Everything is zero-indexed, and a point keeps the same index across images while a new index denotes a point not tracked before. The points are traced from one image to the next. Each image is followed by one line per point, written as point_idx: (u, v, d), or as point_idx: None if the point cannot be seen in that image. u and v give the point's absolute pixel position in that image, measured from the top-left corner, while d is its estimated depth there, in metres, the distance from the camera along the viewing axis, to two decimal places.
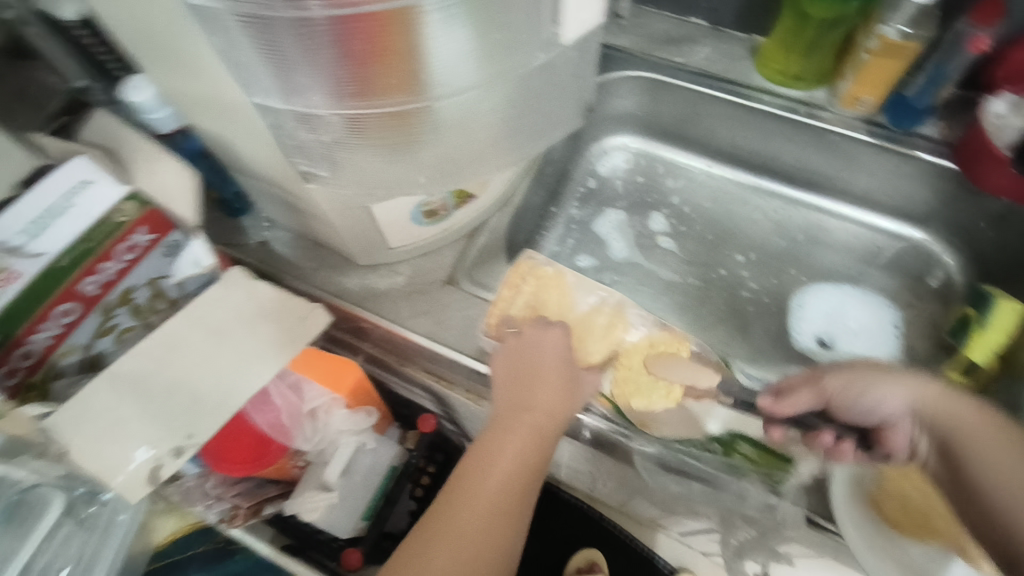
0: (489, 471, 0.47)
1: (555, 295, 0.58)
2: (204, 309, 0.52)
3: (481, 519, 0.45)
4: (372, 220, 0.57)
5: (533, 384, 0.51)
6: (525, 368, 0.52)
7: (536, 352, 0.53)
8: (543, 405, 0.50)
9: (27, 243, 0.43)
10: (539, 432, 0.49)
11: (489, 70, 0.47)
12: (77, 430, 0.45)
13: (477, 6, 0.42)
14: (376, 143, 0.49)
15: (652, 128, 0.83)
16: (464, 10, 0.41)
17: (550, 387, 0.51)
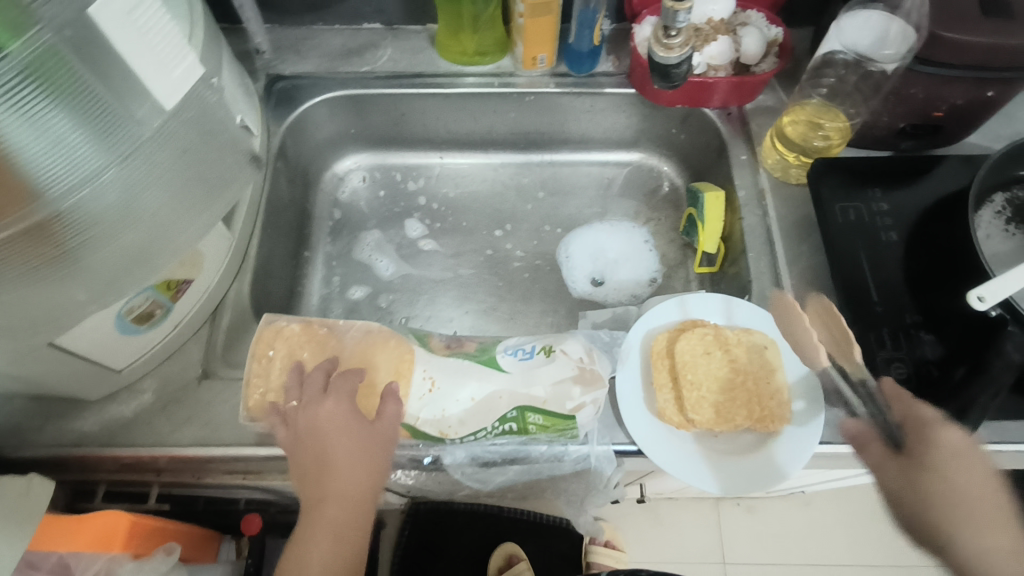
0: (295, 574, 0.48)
1: (311, 349, 0.56)
2: None
3: None
4: (70, 354, 0.50)
5: (326, 470, 0.50)
6: (312, 459, 0.50)
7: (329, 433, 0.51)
8: (340, 491, 0.50)
9: None
10: (342, 522, 0.50)
11: (109, 149, 0.43)
12: None
13: (42, 87, 0.38)
14: (21, 278, 0.41)
15: (375, 140, 0.83)
16: (29, 93, 0.38)
17: (343, 470, 0.50)
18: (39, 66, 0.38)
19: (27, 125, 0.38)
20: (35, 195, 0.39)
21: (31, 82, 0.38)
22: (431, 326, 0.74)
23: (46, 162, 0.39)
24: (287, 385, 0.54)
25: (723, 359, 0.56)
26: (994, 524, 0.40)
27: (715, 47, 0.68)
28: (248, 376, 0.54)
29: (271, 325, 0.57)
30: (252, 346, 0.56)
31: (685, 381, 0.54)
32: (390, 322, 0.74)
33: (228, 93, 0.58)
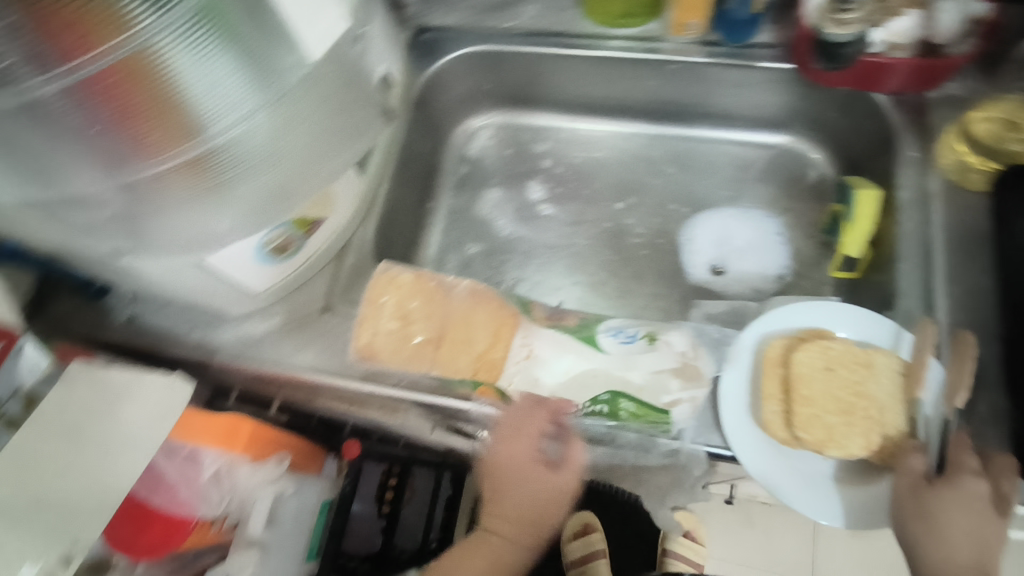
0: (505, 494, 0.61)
1: (420, 301, 0.58)
2: (50, 413, 0.50)
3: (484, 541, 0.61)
4: (217, 274, 0.56)
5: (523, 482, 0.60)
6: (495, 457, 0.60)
7: (531, 489, 0.60)
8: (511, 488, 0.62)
9: None
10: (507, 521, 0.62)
11: (263, 91, 0.45)
12: None
13: (213, 27, 0.40)
14: (179, 199, 0.47)
15: (508, 97, 0.82)
16: (206, 35, 0.40)
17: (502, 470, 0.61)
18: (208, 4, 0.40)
19: (203, 65, 0.41)
20: (202, 131, 0.44)
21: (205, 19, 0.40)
22: (538, 291, 0.74)
23: (213, 102, 0.43)
24: (396, 334, 0.58)
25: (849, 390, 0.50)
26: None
27: (903, 21, 0.58)
28: (362, 317, 0.59)
29: (384, 272, 0.60)
30: (367, 290, 0.59)
31: (798, 396, 0.50)
32: (499, 281, 0.75)
33: (375, 42, 0.60)
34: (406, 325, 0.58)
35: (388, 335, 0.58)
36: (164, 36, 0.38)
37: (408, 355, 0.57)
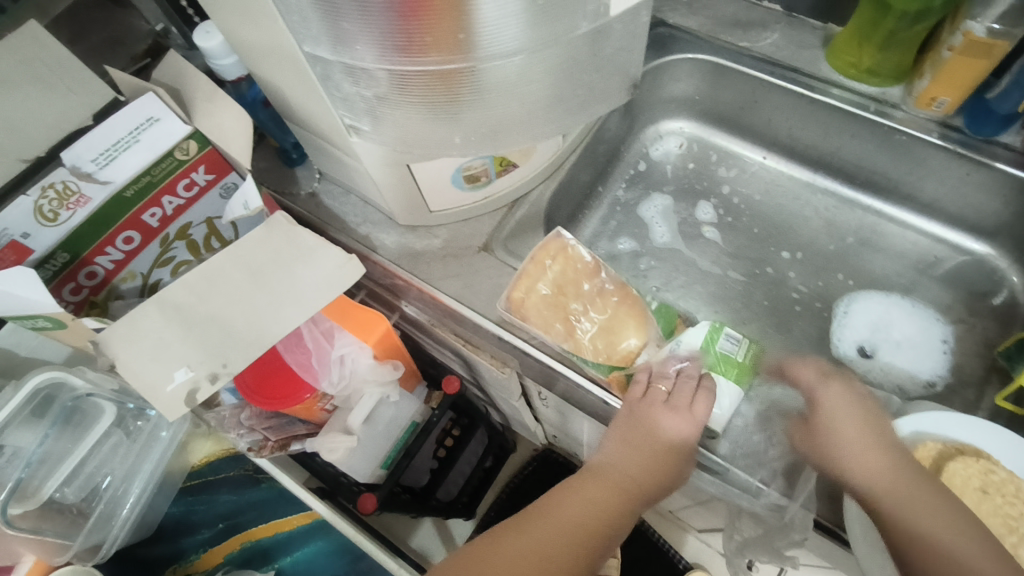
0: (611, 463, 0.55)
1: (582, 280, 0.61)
2: (244, 248, 0.53)
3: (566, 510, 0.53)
4: (414, 179, 0.58)
5: (586, 482, 0.55)
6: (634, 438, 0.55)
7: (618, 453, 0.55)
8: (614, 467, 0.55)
9: (97, 170, 0.52)
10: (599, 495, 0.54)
11: (537, 35, 0.43)
12: (124, 347, 0.49)
13: None
14: (420, 102, 0.48)
15: (710, 114, 0.81)
16: None
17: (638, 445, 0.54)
18: None
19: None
20: (469, 50, 0.43)
21: None
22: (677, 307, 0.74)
23: (491, 30, 0.42)
24: (546, 300, 0.59)
25: (871, 412, 0.52)
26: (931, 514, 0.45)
27: None
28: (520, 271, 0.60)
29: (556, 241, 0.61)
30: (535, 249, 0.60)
31: None
32: (641, 284, 0.75)
33: None
34: (561, 296, 0.60)
35: (541, 296, 0.59)
36: None
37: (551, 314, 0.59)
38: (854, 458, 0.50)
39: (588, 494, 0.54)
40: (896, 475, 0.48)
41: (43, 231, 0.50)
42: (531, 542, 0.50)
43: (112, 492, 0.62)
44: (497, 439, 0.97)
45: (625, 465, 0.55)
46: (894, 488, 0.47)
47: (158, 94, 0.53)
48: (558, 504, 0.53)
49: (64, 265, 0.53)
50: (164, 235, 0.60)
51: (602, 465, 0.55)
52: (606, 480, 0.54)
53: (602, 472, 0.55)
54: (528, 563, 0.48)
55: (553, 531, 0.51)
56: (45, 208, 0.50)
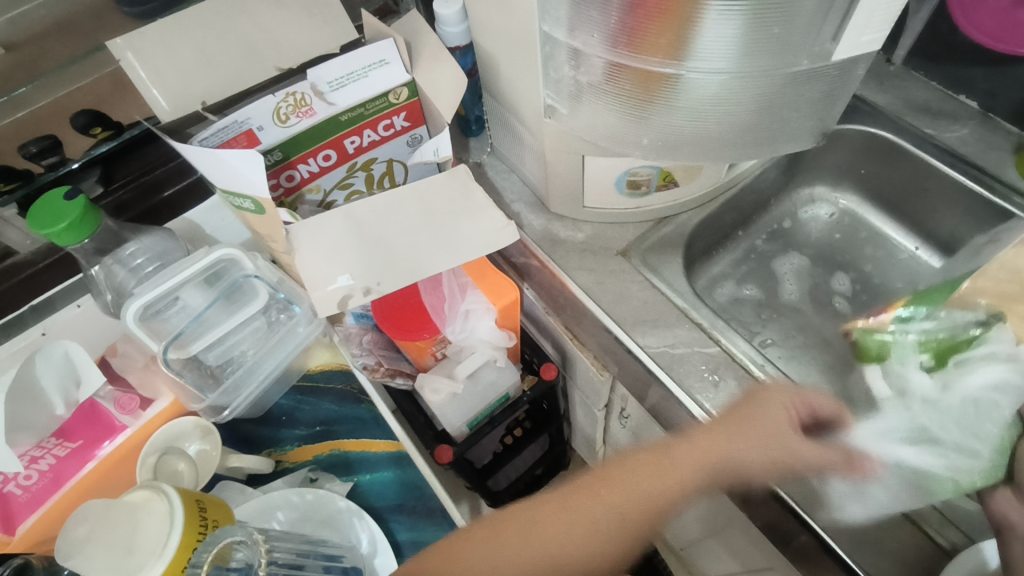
0: (731, 449, 0.46)
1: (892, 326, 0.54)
2: (427, 189, 0.60)
3: (655, 490, 0.47)
4: (583, 172, 0.63)
5: (737, 437, 0.47)
6: (742, 412, 0.48)
7: (723, 428, 0.47)
8: (737, 450, 0.46)
9: (329, 91, 0.61)
10: (705, 481, 0.47)
11: (748, 62, 0.46)
12: (307, 242, 0.57)
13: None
14: (619, 95, 0.52)
15: (873, 193, 0.81)
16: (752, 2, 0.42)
17: (757, 433, 0.46)
18: None
19: (729, 20, 0.43)
20: (684, 59, 0.47)
21: None
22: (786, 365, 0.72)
23: (712, 44, 0.45)
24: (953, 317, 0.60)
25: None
26: None
27: None
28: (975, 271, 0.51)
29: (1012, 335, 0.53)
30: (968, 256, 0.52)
31: None
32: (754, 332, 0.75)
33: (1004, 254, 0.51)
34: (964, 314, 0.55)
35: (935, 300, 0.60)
36: None
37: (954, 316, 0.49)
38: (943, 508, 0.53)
39: (750, 453, 0.46)
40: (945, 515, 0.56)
41: (273, 128, 0.59)
42: (614, 509, 0.47)
43: (245, 369, 0.68)
44: (554, 451, 0.91)
45: (798, 446, 0.46)
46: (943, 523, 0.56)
47: (395, 42, 0.61)
48: (711, 454, 0.47)
49: (276, 162, 0.61)
50: (353, 162, 0.67)
51: (771, 429, 0.46)
52: (773, 443, 0.46)
53: (697, 453, 0.47)
54: (597, 526, 0.47)
55: (675, 498, 0.47)
56: (282, 111, 0.59)
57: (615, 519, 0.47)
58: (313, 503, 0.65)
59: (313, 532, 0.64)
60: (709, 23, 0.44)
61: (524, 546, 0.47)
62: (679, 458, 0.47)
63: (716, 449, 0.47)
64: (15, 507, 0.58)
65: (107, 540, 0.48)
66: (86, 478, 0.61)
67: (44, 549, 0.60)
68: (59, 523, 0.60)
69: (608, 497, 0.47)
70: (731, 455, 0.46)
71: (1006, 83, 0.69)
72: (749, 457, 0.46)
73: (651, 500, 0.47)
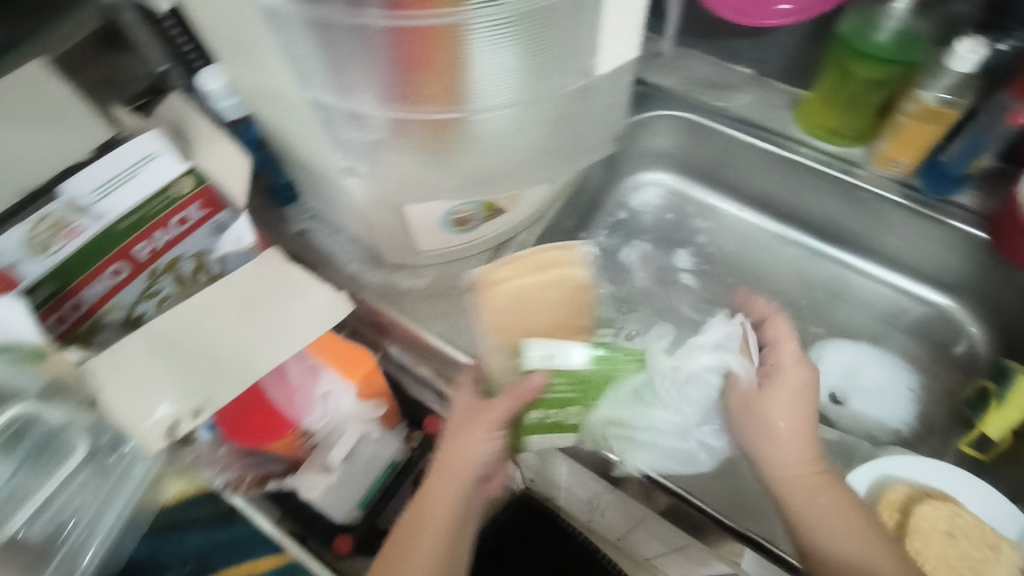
0: (459, 450, 0.55)
1: (564, 301, 0.53)
2: (238, 282, 0.55)
3: (438, 505, 0.55)
4: (405, 222, 0.60)
5: (462, 436, 0.55)
6: (458, 422, 0.56)
7: (452, 442, 0.56)
8: (462, 448, 0.55)
9: (95, 202, 0.53)
10: (461, 481, 0.55)
11: (528, 90, 0.46)
12: (109, 378, 0.50)
13: (524, 31, 0.41)
14: (415, 145, 0.50)
15: (688, 168, 0.85)
16: (512, 34, 0.42)
17: (473, 427, 0.54)
18: (530, 16, 0.41)
19: (497, 53, 0.42)
20: (464, 103, 0.46)
21: (519, 28, 0.41)
22: None
23: (487, 82, 0.44)
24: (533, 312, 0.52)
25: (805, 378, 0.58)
26: (819, 504, 0.54)
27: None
28: (514, 258, 0.52)
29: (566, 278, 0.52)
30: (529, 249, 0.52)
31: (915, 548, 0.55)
32: (617, 328, 0.77)
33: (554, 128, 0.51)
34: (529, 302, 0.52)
35: (517, 296, 0.51)
36: (480, 24, 0.40)
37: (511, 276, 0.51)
38: (778, 469, 0.57)
39: (472, 443, 0.54)
40: (851, 528, 0.53)
41: (33, 261, 0.52)
42: (419, 543, 0.54)
43: (79, 533, 0.59)
44: None
45: (496, 415, 0.53)
46: (814, 503, 0.55)
47: (159, 133, 0.55)
48: (450, 464, 0.55)
49: (50, 295, 0.53)
50: (153, 268, 0.59)
51: (469, 429, 0.55)
52: (482, 425, 0.54)
53: (443, 466, 0.55)
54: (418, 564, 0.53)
55: (451, 502, 0.55)
56: (40, 238, 0.51)
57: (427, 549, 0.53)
58: None
59: None
60: (478, 62, 0.43)
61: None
62: (438, 480, 0.55)
63: (454, 455, 0.55)
64: None
65: None
66: None
67: None
68: None
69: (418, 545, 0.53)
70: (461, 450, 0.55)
71: (770, 49, 0.75)
72: (480, 445, 0.54)
73: (435, 518, 0.54)
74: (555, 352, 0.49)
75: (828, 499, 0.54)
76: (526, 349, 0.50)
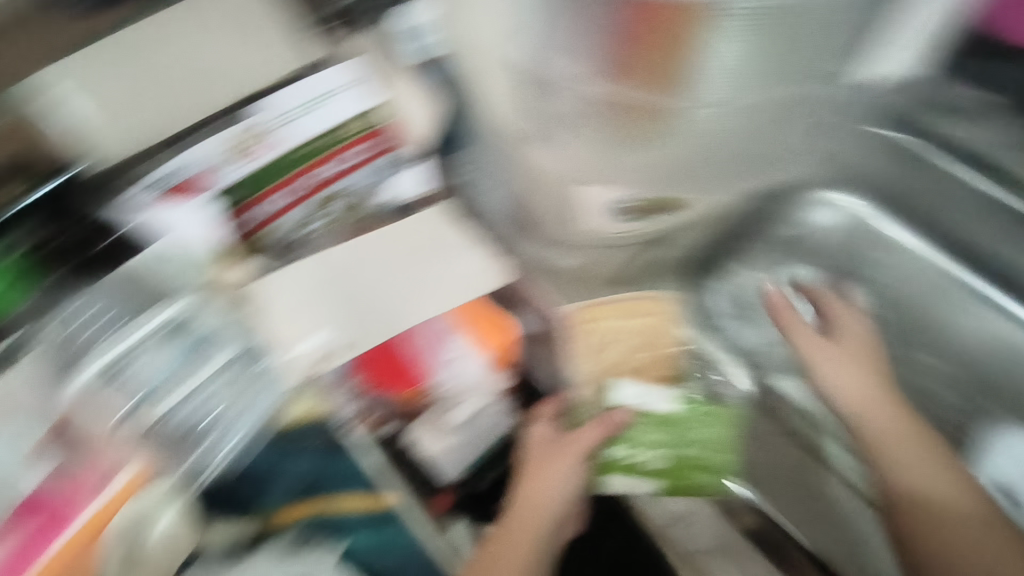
0: (539, 489, 0.57)
1: (640, 342, 0.65)
2: (404, 229, 0.60)
3: (515, 550, 0.54)
4: (579, 197, 0.57)
5: (539, 475, 0.58)
6: (529, 464, 0.59)
7: (528, 483, 0.58)
8: (540, 491, 0.57)
9: (282, 126, 0.59)
10: (538, 525, 0.56)
11: (744, 90, 0.49)
12: (284, 291, 0.58)
13: (761, 30, 0.44)
14: (605, 126, 0.52)
15: (880, 197, 0.76)
16: (748, 33, 0.45)
17: (550, 467, 0.58)
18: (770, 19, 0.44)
19: (734, 42, 0.45)
20: (677, 95, 0.49)
21: (757, 28, 0.44)
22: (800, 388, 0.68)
23: (709, 78, 0.47)
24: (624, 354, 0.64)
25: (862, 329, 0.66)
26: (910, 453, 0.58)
27: None
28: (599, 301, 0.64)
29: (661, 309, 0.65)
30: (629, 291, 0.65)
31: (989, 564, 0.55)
32: None
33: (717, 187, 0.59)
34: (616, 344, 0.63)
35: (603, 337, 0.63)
36: (726, 17, 0.43)
37: (591, 340, 0.63)
38: (847, 399, 0.62)
39: (552, 476, 0.58)
40: (879, 407, 0.61)
41: (235, 167, 0.58)
42: None
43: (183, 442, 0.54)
44: None
45: (582, 440, 0.59)
46: (888, 423, 0.60)
47: (365, 65, 0.62)
48: (529, 505, 0.56)
49: (240, 201, 0.58)
50: (324, 192, 0.60)
51: (554, 459, 0.58)
52: (564, 457, 0.58)
53: (519, 509, 0.56)
54: None
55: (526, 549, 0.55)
56: (242, 148, 0.58)
57: None
58: None
59: None
60: (716, 45, 0.45)
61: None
62: (514, 522, 0.56)
63: (533, 498, 0.57)
64: None
65: None
66: None
67: None
68: None
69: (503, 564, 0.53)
70: (541, 489, 0.57)
71: None
72: (561, 480, 0.58)
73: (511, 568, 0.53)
74: (650, 400, 0.62)
75: (979, 528, 0.55)
76: (621, 390, 0.63)
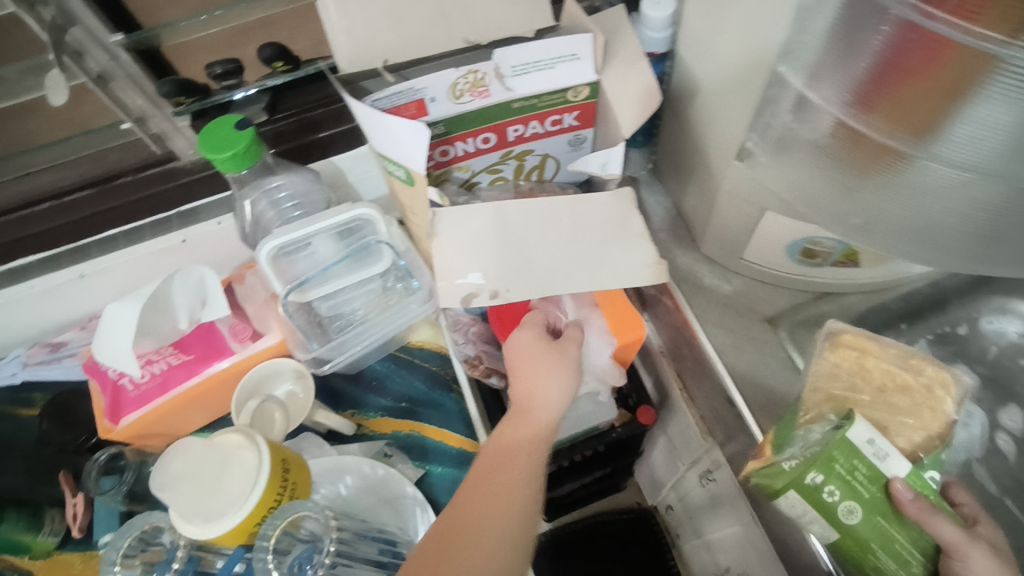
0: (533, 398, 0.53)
1: (914, 399, 0.44)
2: (585, 206, 0.57)
3: (525, 455, 0.50)
4: (756, 225, 0.56)
5: (527, 371, 0.54)
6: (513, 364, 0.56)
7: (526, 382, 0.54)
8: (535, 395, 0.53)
9: (510, 76, 0.57)
10: (543, 439, 0.51)
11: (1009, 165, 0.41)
12: (448, 230, 0.56)
13: None
14: (838, 160, 0.46)
15: None
16: None
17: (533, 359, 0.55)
18: None
19: (1005, 105, 0.37)
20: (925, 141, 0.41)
21: None
22: None
23: (967, 135, 0.40)
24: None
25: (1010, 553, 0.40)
26: None
27: None
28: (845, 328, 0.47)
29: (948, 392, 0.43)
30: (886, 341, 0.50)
31: None
32: None
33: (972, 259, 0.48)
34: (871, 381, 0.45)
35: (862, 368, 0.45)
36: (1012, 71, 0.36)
37: (837, 365, 0.45)
38: None
39: (549, 382, 0.54)
40: None
41: (445, 102, 0.57)
42: (511, 475, 0.48)
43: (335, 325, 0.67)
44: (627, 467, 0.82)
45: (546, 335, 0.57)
46: None
47: (594, 39, 0.56)
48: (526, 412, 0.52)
49: (437, 135, 0.59)
50: (510, 149, 0.64)
51: (519, 329, 0.57)
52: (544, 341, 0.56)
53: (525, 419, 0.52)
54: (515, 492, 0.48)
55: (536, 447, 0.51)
56: (459, 87, 0.57)
57: (517, 485, 0.48)
58: (381, 479, 0.64)
59: (374, 509, 0.62)
60: (982, 105, 0.38)
61: (490, 512, 0.46)
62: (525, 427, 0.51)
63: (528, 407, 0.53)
64: (125, 400, 0.63)
65: (197, 478, 0.49)
66: (188, 392, 0.63)
67: (143, 440, 0.65)
68: (157, 425, 0.64)
69: (489, 489, 0.47)
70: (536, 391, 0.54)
71: None
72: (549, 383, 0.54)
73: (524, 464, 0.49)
74: (893, 457, 0.39)
75: None
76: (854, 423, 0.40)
